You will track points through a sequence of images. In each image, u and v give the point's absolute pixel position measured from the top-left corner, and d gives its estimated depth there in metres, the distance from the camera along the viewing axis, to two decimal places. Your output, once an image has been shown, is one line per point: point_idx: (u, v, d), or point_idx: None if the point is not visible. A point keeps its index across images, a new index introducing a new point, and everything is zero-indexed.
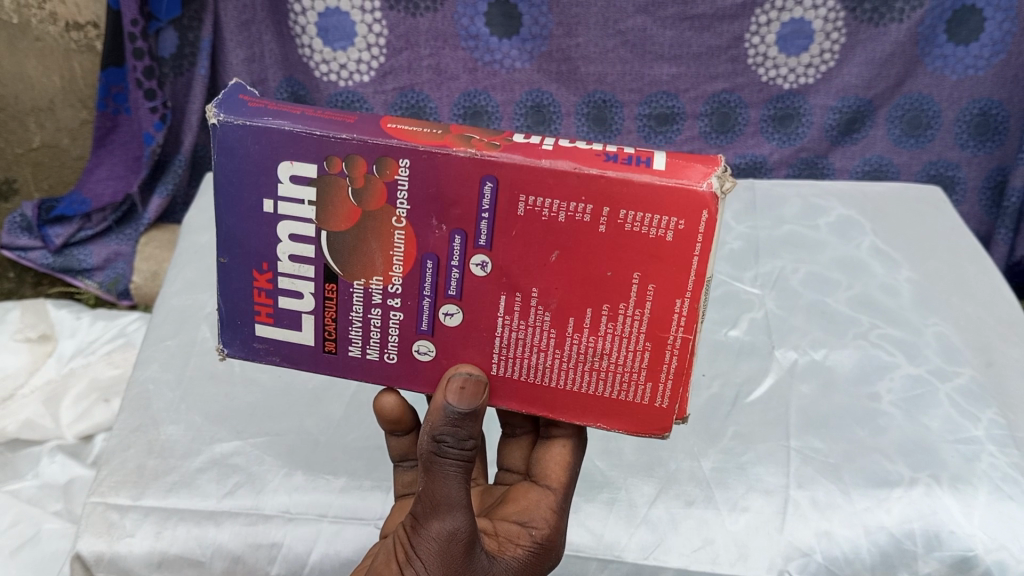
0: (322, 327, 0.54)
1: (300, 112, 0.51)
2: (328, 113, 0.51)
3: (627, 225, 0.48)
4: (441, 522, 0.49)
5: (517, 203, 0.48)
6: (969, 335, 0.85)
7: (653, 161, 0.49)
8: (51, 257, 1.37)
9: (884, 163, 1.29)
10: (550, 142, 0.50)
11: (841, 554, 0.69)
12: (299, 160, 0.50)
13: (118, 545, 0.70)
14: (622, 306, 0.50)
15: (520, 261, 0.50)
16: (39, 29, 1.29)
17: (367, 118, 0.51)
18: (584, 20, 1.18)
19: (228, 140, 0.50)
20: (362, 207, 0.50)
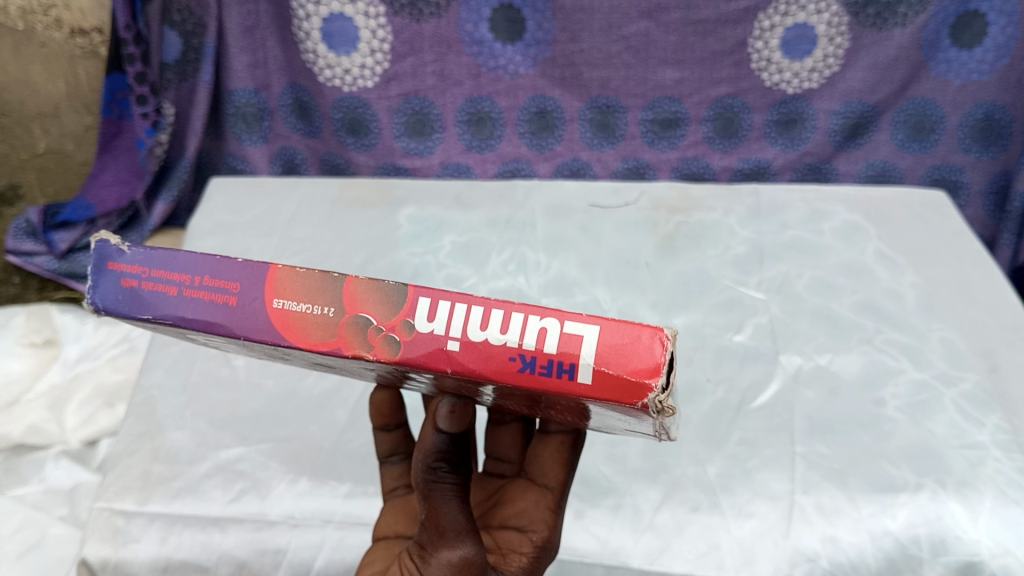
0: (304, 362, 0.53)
1: (177, 284, 0.43)
2: (208, 276, 0.43)
3: (558, 400, 0.42)
4: (450, 551, 0.54)
5: (435, 377, 0.43)
6: (974, 340, 0.84)
7: (579, 368, 0.39)
8: (56, 262, 1.37)
9: (889, 167, 1.30)
10: (462, 319, 0.40)
11: (847, 559, 0.69)
12: (201, 334, 0.46)
13: (124, 551, 0.70)
14: (577, 413, 0.47)
15: (463, 388, 0.46)
16: (44, 35, 1.29)
17: (250, 282, 0.43)
18: (587, 25, 1.18)
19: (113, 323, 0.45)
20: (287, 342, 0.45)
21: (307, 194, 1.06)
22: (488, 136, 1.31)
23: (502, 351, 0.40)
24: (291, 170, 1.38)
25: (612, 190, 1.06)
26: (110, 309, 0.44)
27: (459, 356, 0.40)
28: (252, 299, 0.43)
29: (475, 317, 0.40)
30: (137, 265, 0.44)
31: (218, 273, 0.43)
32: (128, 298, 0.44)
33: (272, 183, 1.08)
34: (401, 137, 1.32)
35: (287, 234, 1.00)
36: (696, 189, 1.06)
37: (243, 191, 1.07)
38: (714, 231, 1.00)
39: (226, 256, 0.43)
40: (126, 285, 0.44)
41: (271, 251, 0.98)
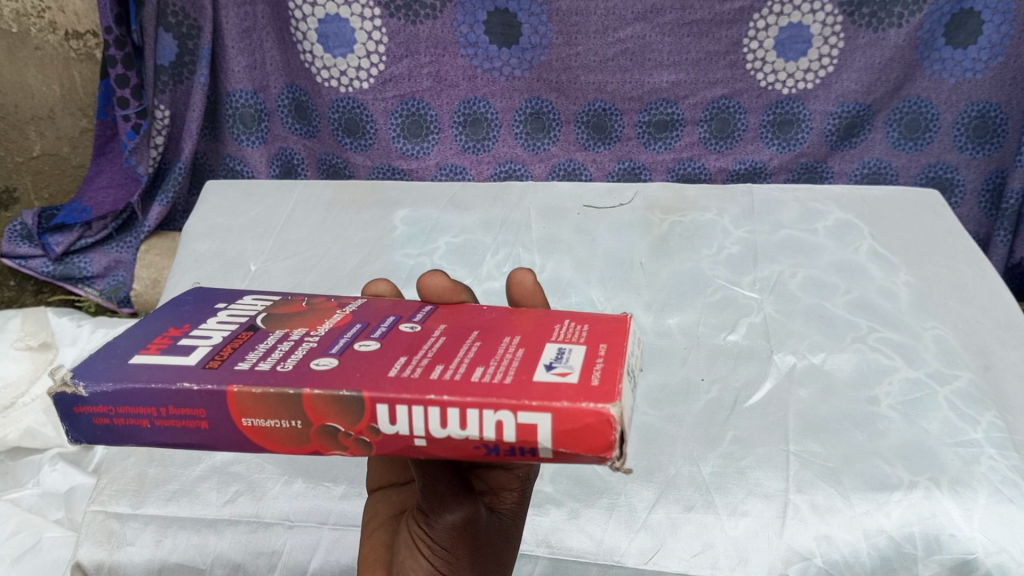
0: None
1: (148, 417, 0.38)
2: (173, 404, 0.38)
3: None
4: (454, 514, 0.46)
5: None
6: (967, 338, 0.85)
7: (540, 449, 0.36)
8: (52, 265, 1.38)
9: (884, 166, 1.29)
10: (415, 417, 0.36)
11: (841, 558, 0.70)
12: None
13: (117, 555, 0.71)
14: None
15: None
16: (38, 38, 1.30)
17: (216, 407, 0.37)
18: (583, 28, 1.19)
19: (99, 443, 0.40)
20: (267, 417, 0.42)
21: (302, 196, 1.06)
22: (483, 137, 1.30)
23: (467, 442, 0.36)
24: (288, 172, 1.36)
25: (606, 191, 1.06)
26: (89, 443, 0.40)
27: (428, 449, 0.37)
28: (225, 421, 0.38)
29: (431, 420, 0.36)
30: (97, 404, 0.38)
31: (180, 400, 0.38)
32: (103, 435, 0.39)
33: (267, 185, 1.09)
34: (397, 139, 1.31)
35: (281, 237, 1.00)
36: (690, 189, 1.06)
37: (238, 193, 1.07)
38: (708, 231, 1.00)
39: (184, 386, 0.37)
40: (94, 425, 0.39)
41: (266, 253, 0.98)
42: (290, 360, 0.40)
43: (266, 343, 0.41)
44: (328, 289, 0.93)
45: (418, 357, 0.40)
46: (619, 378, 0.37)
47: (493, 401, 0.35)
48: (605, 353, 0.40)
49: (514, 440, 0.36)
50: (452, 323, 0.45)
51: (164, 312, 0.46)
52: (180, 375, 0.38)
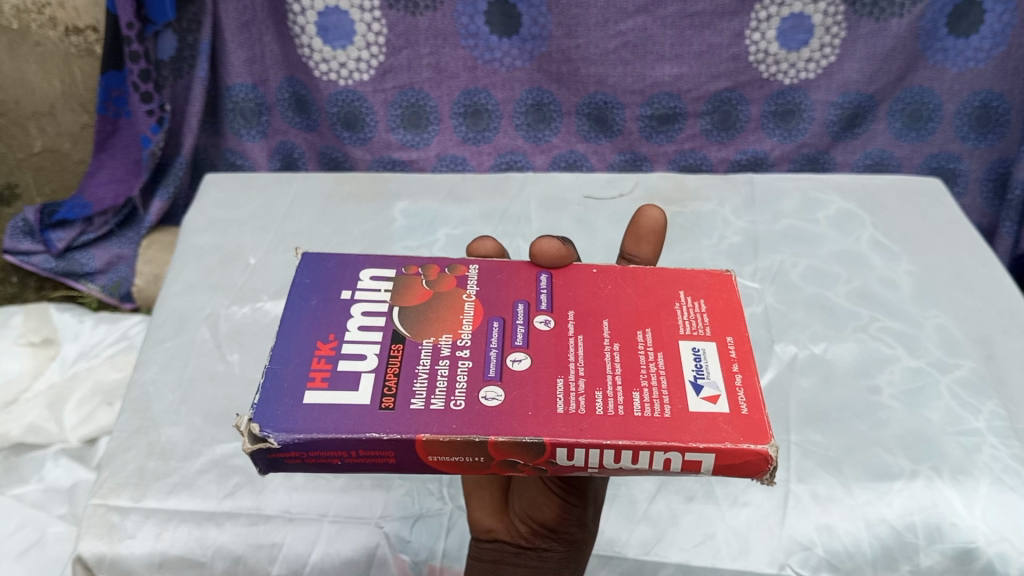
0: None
1: (338, 455, 0.45)
2: (363, 448, 0.44)
3: None
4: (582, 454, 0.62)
5: None
6: (969, 327, 0.84)
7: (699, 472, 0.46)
8: (54, 261, 1.37)
9: (886, 156, 1.30)
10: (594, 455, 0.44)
11: (842, 547, 0.69)
12: None
13: (119, 547, 0.70)
14: None
15: None
16: (39, 34, 1.29)
17: (404, 448, 0.44)
18: (583, 20, 1.17)
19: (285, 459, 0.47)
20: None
21: (301, 189, 1.06)
22: (484, 128, 1.31)
23: (635, 468, 0.46)
24: (289, 164, 1.39)
25: (606, 181, 1.06)
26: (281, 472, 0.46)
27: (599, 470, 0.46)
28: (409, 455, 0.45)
29: (609, 458, 0.44)
30: (294, 451, 0.44)
31: (370, 446, 0.44)
32: (295, 468, 0.46)
33: (266, 178, 1.08)
34: (397, 130, 1.31)
35: (280, 229, 1.00)
36: (690, 179, 1.06)
37: (236, 186, 1.07)
38: (709, 221, 1.00)
39: (372, 437, 0.43)
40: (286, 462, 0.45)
41: (265, 246, 0.98)
42: (460, 394, 0.46)
43: (423, 363, 0.48)
44: None
45: (574, 382, 0.47)
46: (762, 404, 0.46)
47: (664, 445, 0.44)
48: (734, 355, 0.49)
49: (680, 466, 0.45)
50: (582, 311, 0.52)
51: (306, 317, 0.51)
52: (364, 421, 0.45)
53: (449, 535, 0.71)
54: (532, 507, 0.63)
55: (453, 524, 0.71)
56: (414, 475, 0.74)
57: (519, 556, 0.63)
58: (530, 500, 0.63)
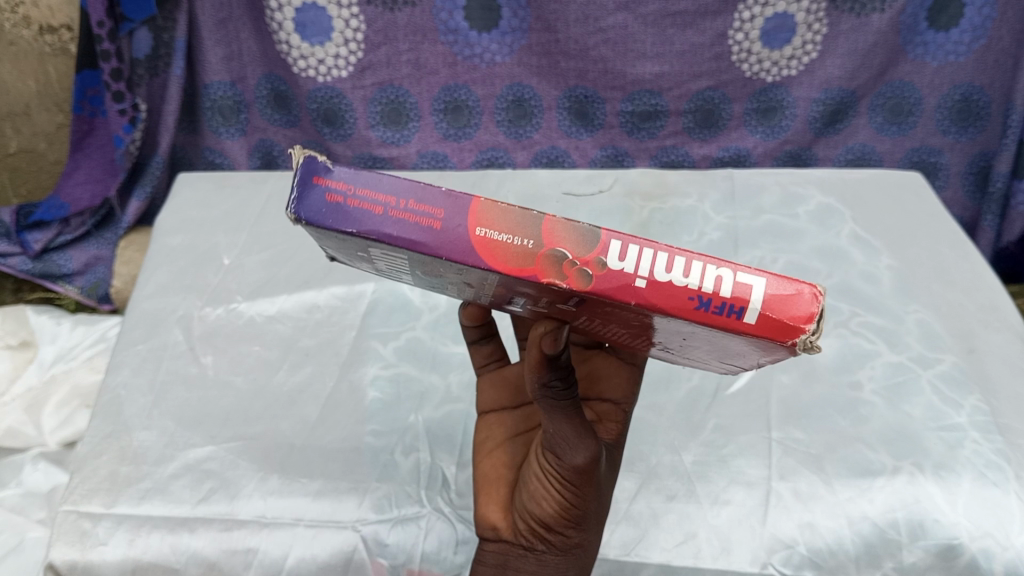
0: (425, 278, 0.52)
1: (384, 206, 0.41)
2: (414, 199, 0.41)
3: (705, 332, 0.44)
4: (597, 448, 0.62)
5: (601, 307, 0.44)
6: (951, 321, 0.84)
7: (748, 312, 0.41)
8: (30, 263, 1.35)
9: (868, 151, 1.29)
10: (640, 266, 0.41)
11: (824, 546, 0.68)
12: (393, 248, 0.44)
13: (91, 554, 0.68)
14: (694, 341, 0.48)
15: (606, 316, 0.47)
16: (13, 33, 1.27)
17: (456, 210, 0.41)
18: (563, 16, 1.16)
19: (316, 227, 0.42)
20: (457, 271, 0.45)
21: (277, 188, 1.05)
22: (465, 125, 1.30)
23: (681, 292, 0.41)
24: (269, 163, 1.37)
25: (585, 178, 1.05)
26: (313, 223, 0.41)
27: (643, 294, 0.41)
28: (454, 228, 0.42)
29: (658, 259, 0.41)
30: (344, 181, 0.41)
31: (421, 199, 0.41)
32: (331, 214, 0.41)
33: (242, 177, 1.07)
34: (377, 127, 1.30)
35: (255, 229, 0.99)
36: (670, 175, 1.05)
37: (210, 185, 1.06)
38: (689, 217, 0.99)
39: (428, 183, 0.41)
40: (325, 202, 0.41)
41: (240, 246, 0.96)
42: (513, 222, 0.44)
43: None
44: (303, 282, 0.91)
45: None
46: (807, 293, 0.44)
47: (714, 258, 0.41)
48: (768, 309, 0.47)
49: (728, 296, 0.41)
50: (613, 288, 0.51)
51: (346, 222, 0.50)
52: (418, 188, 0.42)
53: (429, 537, 0.70)
54: (532, 504, 0.61)
55: (432, 526, 0.70)
56: (393, 477, 0.73)
57: (519, 559, 0.61)
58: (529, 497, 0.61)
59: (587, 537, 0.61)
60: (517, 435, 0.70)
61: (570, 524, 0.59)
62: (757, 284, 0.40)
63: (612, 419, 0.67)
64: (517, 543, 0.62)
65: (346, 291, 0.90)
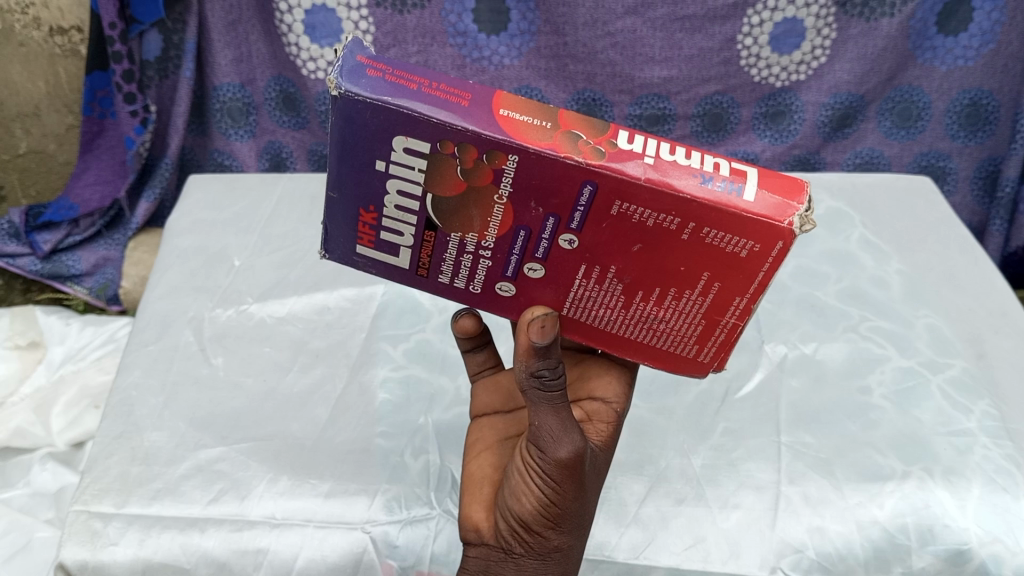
0: (416, 258, 0.50)
1: (416, 83, 0.44)
2: (443, 84, 0.45)
3: (707, 238, 0.45)
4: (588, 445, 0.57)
5: (612, 205, 0.45)
6: (960, 326, 0.84)
7: (747, 189, 0.45)
8: (39, 263, 1.36)
9: (876, 155, 1.29)
10: (651, 150, 0.45)
11: (834, 550, 0.68)
12: (414, 136, 0.44)
13: (102, 554, 0.68)
14: (687, 292, 0.48)
15: (606, 246, 0.47)
16: (23, 34, 1.28)
17: (481, 95, 0.45)
18: (571, 19, 1.16)
19: (345, 112, 0.43)
20: (468, 185, 0.45)
21: (287, 189, 1.05)
22: None
23: (687, 169, 0.45)
24: (277, 165, 1.38)
25: None
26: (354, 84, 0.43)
27: (653, 168, 0.44)
28: (482, 104, 0.45)
29: (662, 147, 0.46)
30: (379, 64, 0.45)
31: (450, 85, 0.45)
32: (369, 78, 0.44)
33: (252, 179, 1.08)
34: None
35: (265, 231, 0.99)
36: None
37: (221, 187, 1.06)
38: None
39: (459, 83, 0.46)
40: (365, 74, 0.44)
41: (250, 247, 0.97)
42: None
43: None
44: (313, 284, 0.92)
45: None
46: None
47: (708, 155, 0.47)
48: None
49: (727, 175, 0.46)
50: None
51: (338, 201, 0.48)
52: None
53: (437, 539, 0.69)
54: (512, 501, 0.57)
55: (441, 529, 0.70)
56: (402, 479, 0.74)
57: (500, 562, 0.59)
58: (510, 494, 0.57)
59: (567, 541, 0.58)
60: (507, 437, 0.67)
61: (549, 524, 0.56)
62: (751, 169, 0.46)
63: (602, 419, 0.61)
64: (494, 544, 0.59)
65: (356, 293, 0.90)
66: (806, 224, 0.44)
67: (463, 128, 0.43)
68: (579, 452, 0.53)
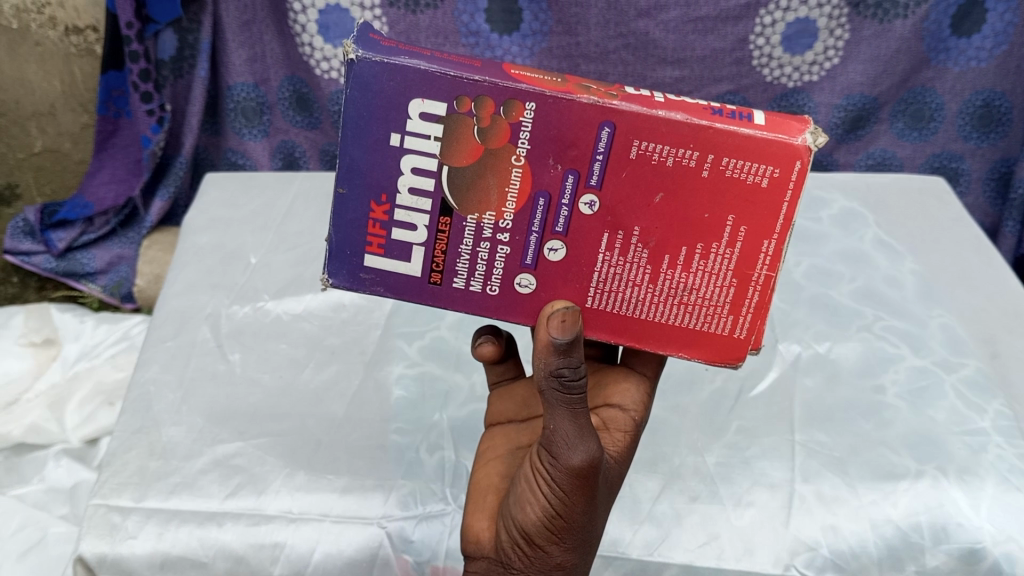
0: (429, 259, 0.51)
1: (430, 55, 0.49)
2: (452, 58, 0.49)
3: (726, 171, 0.48)
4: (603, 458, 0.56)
5: (630, 147, 0.48)
6: (973, 325, 0.85)
7: (754, 116, 0.49)
8: (54, 261, 1.37)
9: (889, 157, 1.29)
10: (659, 97, 0.49)
11: (848, 548, 0.69)
12: (429, 97, 0.47)
13: (120, 547, 0.69)
14: (715, 245, 0.50)
15: (629, 200, 0.49)
16: (39, 33, 1.31)
17: (491, 65, 0.49)
18: (584, 19, 1.17)
19: (362, 78, 0.47)
20: (485, 147, 0.48)
21: (302, 188, 1.06)
22: None
23: (697, 107, 0.48)
24: (290, 164, 1.38)
25: None
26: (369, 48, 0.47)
27: (665, 104, 0.48)
28: (493, 67, 0.49)
29: (668, 96, 0.50)
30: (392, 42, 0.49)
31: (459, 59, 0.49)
32: (383, 48, 0.48)
33: (268, 177, 1.08)
34: None
35: (281, 228, 1.00)
36: None
37: (237, 186, 1.07)
38: None
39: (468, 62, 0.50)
40: (381, 45, 0.48)
41: (266, 245, 0.97)
42: None
43: None
44: None
45: None
46: None
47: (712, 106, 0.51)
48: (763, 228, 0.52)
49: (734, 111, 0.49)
50: None
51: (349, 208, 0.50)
52: None
53: (453, 534, 0.70)
54: (517, 510, 0.57)
55: (456, 524, 0.70)
56: (418, 475, 0.74)
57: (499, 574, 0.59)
58: (515, 502, 0.57)
59: (570, 558, 0.58)
60: (518, 447, 0.66)
61: (553, 538, 0.56)
62: (754, 108, 0.50)
63: (619, 428, 0.60)
64: (497, 552, 0.59)
65: None
66: (818, 139, 0.48)
67: (479, 80, 0.47)
68: (593, 461, 0.52)
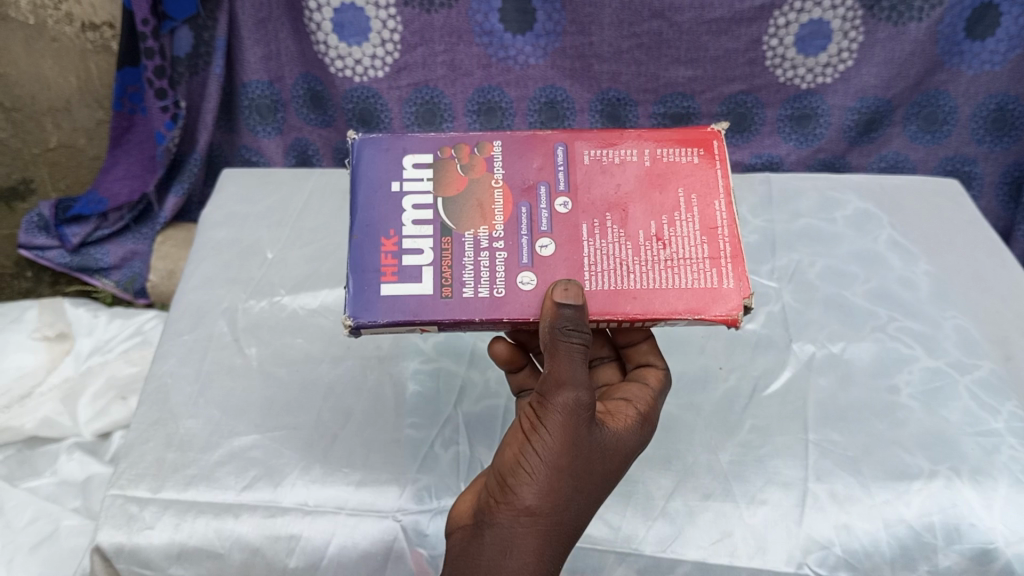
0: (438, 276, 0.56)
1: None
2: None
3: (662, 158, 0.61)
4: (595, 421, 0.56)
5: (583, 156, 0.61)
6: (988, 328, 0.85)
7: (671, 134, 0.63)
8: (68, 256, 1.39)
9: (901, 159, 1.30)
10: None
11: (860, 547, 0.69)
12: (419, 155, 0.61)
13: (137, 537, 0.70)
14: (678, 213, 0.58)
15: (596, 194, 0.59)
16: (56, 29, 1.31)
17: None
18: (597, 19, 1.17)
19: (367, 150, 0.61)
20: (468, 177, 0.60)
21: (318, 184, 1.06)
22: (498, 125, 1.31)
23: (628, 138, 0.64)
24: (304, 161, 1.39)
25: None
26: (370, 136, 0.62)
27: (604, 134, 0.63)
28: None
29: None
30: None
31: None
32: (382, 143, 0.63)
33: (284, 173, 1.08)
34: (411, 127, 1.31)
35: (298, 224, 1.00)
36: None
37: (253, 181, 1.08)
38: None
39: None
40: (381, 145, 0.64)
41: (282, 240, 0.98)
42: None
43: None
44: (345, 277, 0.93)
45: None
46: None
47: None
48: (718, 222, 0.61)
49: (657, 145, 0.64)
50: None
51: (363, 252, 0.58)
52: None
53: None
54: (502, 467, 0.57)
55: None
56: (433, 470, 0.74)
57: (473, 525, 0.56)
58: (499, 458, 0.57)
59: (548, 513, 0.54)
60: None
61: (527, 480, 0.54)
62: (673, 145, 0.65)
63: (621, 412, 0.60)
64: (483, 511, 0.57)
65: None
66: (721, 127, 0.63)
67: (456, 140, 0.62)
68: (578, 399, 0.53)
